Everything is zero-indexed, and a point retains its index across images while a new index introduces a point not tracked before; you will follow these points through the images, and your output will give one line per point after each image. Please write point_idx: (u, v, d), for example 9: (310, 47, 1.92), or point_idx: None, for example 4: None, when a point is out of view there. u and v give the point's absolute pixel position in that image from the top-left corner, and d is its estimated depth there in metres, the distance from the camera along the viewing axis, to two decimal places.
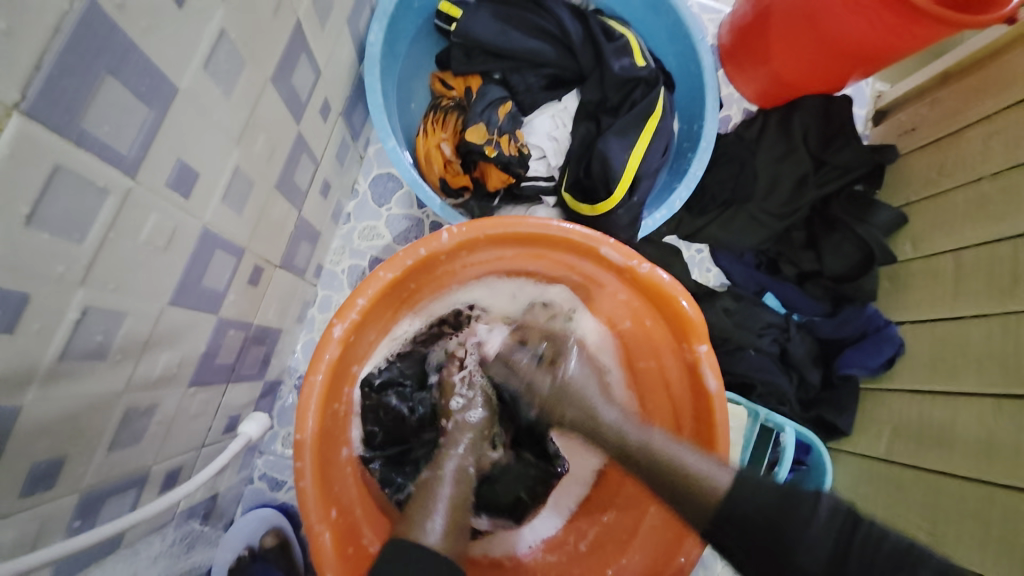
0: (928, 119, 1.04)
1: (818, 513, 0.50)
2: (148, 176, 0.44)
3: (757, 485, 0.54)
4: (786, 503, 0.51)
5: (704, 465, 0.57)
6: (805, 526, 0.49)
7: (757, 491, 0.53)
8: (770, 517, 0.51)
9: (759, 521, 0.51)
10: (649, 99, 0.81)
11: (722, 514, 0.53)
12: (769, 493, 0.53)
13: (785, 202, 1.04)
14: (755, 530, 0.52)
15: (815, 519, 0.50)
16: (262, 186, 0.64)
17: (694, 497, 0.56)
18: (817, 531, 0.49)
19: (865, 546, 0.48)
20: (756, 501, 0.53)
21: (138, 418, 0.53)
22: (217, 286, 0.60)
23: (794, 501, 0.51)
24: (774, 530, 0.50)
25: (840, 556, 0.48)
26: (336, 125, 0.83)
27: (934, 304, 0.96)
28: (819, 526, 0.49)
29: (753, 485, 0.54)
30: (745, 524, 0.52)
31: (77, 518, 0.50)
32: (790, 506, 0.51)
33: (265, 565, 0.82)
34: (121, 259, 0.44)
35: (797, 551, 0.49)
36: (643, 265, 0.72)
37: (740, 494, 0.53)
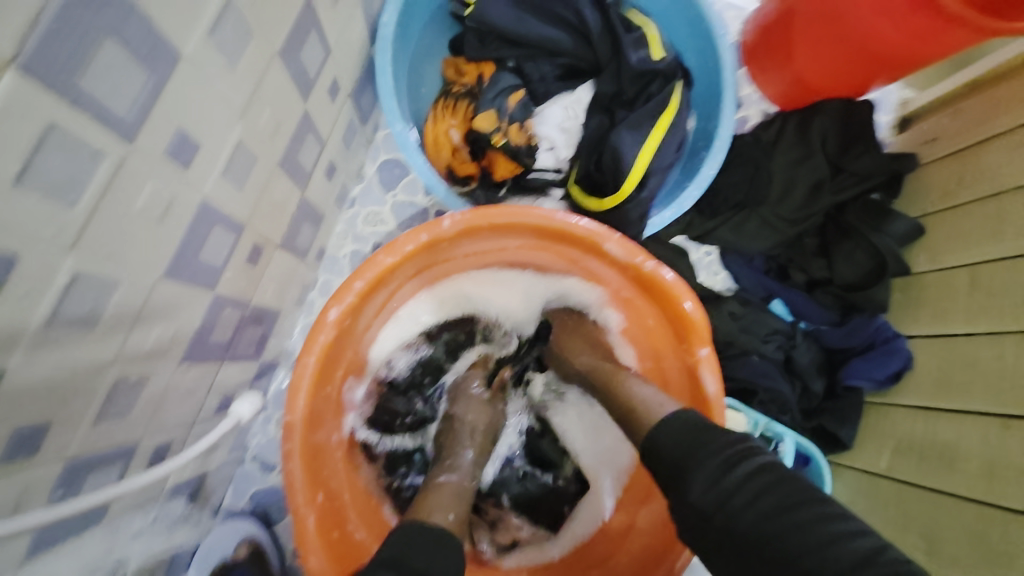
0: (949, 129, 1.02)
1: (720, 447, 0.54)
2: (146, 142, 0.43)
3: (682, 417, 0.59)
4: (695, 439, 0.55)
5: (658, 401, 0.62)
6: (703, 455, 0.54)
7: (678, 425, 0.58)
8: (675, 448, 0.56)
9: (669, 450, 0.56)
10: (666, 93, 0.80)
11: (647, 444, 0.59)
12: (683, 426, 0.57)
13: (798, 208, 1.02)
14: (665, 456, 0.57)
15: (712, 453, 0.53)
16: (266, 163, 0.62)
17: (639, 424, 0.62)
18: (712, 462, 0.53)
19: (752, 485, 0.50)
20: (670, 437, 0.57)
21: (127, 390, 0.53)
22: (215, 262, 0.59)
23: (704, 438, 0.55)
24: (678, 458, 0.55)
25: (724, 485, 0.51)
26: (345, 106, 0.81)
27: (947, 319, 0.93)
28: (717, 457, 0.53)
29: (679, 422, 0.58)
30: (661, 456, 0.57)
31: (60, 488, 0.49)
32: (698, 441, 0.55)
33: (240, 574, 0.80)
34: (114, 225, 0.43)
35: (690, 475, 0.54)
36: (647, 262, 0.70)
37: (660, 428, 0.58)
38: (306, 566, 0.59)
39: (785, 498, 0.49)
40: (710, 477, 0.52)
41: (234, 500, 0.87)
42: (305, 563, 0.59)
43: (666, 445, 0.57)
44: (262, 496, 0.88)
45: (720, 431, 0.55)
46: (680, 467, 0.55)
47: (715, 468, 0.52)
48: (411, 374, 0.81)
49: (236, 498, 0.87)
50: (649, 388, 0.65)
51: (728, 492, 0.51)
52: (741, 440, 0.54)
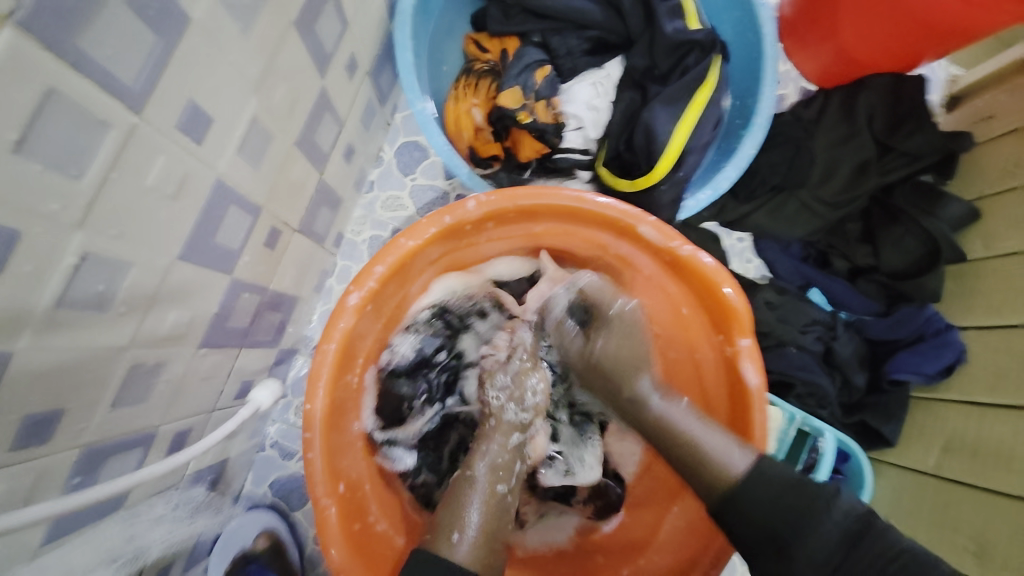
0: (1008, 106, 0.92)
1: (832, 512, 0.50)
2: (155, 114, 0.41)
3: (771, 467, 0.54)
4: (789, 500, 0.51)
5: (722, 448, 0.57)
6: (815, 524, 0.49)
7: (767, 482, 0.53)
8: (781, 506, 0.51)
9: (766, 520, 0.52)
10: (703, 66, 0.74)
11: (729, 501, 0.54)
12: (779, 481, 0.53)
13: (842, 189, 0.95)
14: (763, 519, 0.52)
15: (827, 522, 0.49)
16: (282, 142, 0.60)
17: (707, 475, 0.56)
18: (832, 530, 0.49)
19: (875, 546, 0.48)
20: (765, 495, 0.52)
21: (143, 376, 0.51)
22: (232, 245, 0.57)
23: (805, 492, 0.51)
24: (780, 524, 0.51)
25: (851, 541, 0.49)
26: (363, 85, 0.78)
27: (1005, 310, 0.86)
28: (835, 528, 0.49)
29: (765, 475, 0.54)
30: (754, 511, 0.52)
31: (77, 475, 0.48)
32: (801, 503, 0.51)
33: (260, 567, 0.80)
34: (124, 202, 0.41)
35: (798, 544, 0.49)
36: (684, 247, 0.66)
37: (752, 483, 0.53)
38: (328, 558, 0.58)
39: (867, 551, 0.48)
40: (835, 545, 0.49)
41: (254, 487, 0.87)
42: (327, 555, 0.58)
43: (757, 505, 0.52)
44: (283, 483, 0.87)
45: (824, 489, 0.51)
46: (783, 535, 0.50)
47: (837, 538, 0.49)
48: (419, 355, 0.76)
49: (256, 484, 0.87)
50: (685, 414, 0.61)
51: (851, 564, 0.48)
52: (847, 501, 0.51)
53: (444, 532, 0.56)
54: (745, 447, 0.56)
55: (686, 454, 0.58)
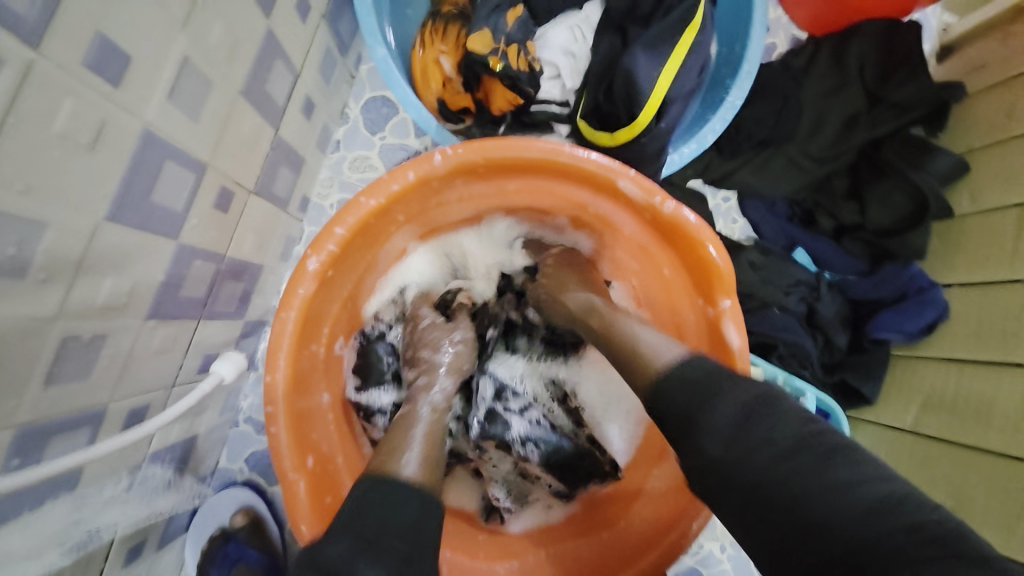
0: (999, 55, 0.89)
1: (732, 393, 0.47)
2: (55, 48, 0.35)
3: (692, 368, 0.51)
4: (704, 385, 0.49)
5: (657, 344, 0.54)
6: (715, 403, 0.47)
7: (685, 370, 0.51)
8: (684, 397, 0.49)
9: (680, 399, 0.49)
10: (688, 4, 0.69)
11: (652, 397, 0.51)
12: (691, 373, 0.50)
13: (829, 145, 0.92)
14: (675, 400, 0.49)
15: (724, 403, 0.47)
16: (225, 89, 0.54)
17: (640, 367, 0.54)
18: (731, 401, 0.47)
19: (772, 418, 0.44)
20: (682, 378, 0.50)
21: (82, 351, 0.47)
22: (174, 206, 0.52)
23: (716, 379, 0.49)
24: (689, 410, 0.48)
25: (746, 424, 0.45)
26: (319, 30, 0.72)
27: (988, 265, 0.86)
28: (733, 399, 0.46)
29: (686, 367, 0.51)
30: (672, 407, 0.49)
31: (15, 456, 0.45)
32: (705, 393, 0.48)
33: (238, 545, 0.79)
34: (28, 153, 0.36)
35: (703, 430, 0.47)
36: (667, 204, 0.62)
37: (664, 376, 0.51)
38: (298, 533, 0.55)
39: (772, 419, 0.44)
40: (735, 407, 0.46)
41: (229, 462, 0.84)
42: (298, 531, 0.55)
43: (672, 400, 0.50)
44: (259, 458, 0.84)
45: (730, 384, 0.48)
46: (688, 417, 0.48)
47: (733, 412, 0.46)
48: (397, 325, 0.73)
49: (231, 459, 0.84)
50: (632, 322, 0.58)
51: (749, 428, 0.44)
52: (749, 384, 0.48)
53: (396, 454, 0.50)
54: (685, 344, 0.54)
55: (624, 347, 0.56)
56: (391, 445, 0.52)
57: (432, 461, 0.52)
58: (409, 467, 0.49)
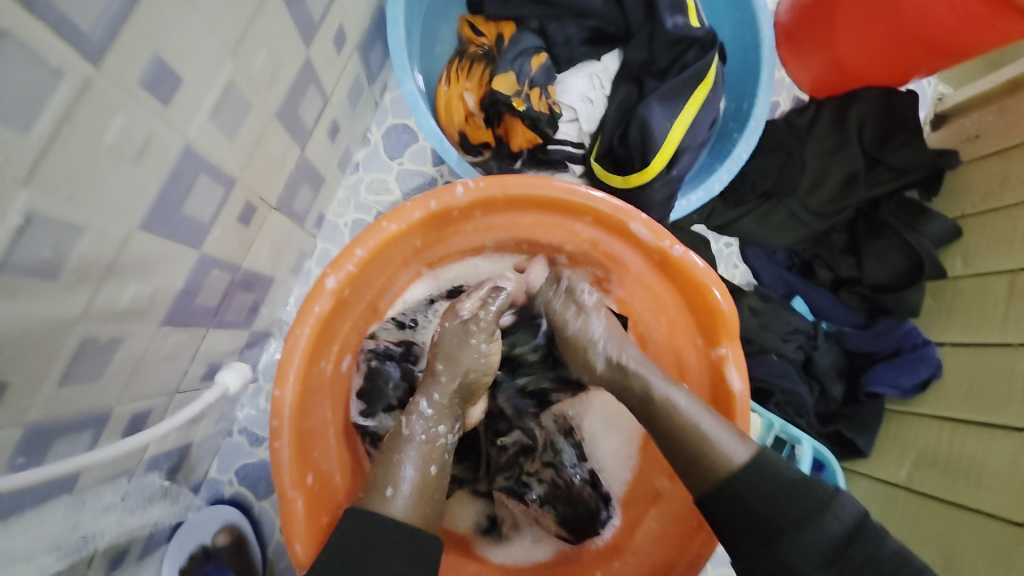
0: (993, 126, 0.94)
1: (829, 518, 0.50)
2: (116, 66, 0.37)
3: (773, 465, 0.54)
4: (791, 495, 0.51)
5: (722, 436, 0.55)
6: (804, 527, 0.50)
7: (773, 471, 0.53)
8: (774, 499, 0.51)
9: (767, 509, 0.51)
10: (702, 63, 0.73)
11: (729, 492, 0.53)
12: (780, 479, 0.52)
13: (828, 201, 0.96)
14: (754, 510, 0.52)
15: (824, 522, 0.50)
16: (262, 112, 0.57)
17: (709, 466, 0.54)
18: (823, 529, 0.50)
19: (858, 551, 0.50)
20: (768, 490, 0.52)
21: (97, 353, 0.48)
22: (202, 217, 0.54)
23: (807, 490, 0.52)
24: (780, 518, 0.50)
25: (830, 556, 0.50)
26: (351, 60, 0.75)
27: (982, 325, 0.88)
28: (824, 533, 0.50)
29: (774, 466, 0.53)
30: (749, 508, 0.52)
31: (21, 455, 0.45)
32: (800, 501, 0.51)
33: (217, 565, 0.76)
34: (77, 161, 0.38)
35: (785, 544, 0.50)
36: (675, 247, 0.65)
37: (746, 477, 0.53)
38: (292, 552, 0.55)
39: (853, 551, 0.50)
40: (816, 558, 0.49)
41: (219, 473, 0.83)
42: (292, 551, 0.55)
43: (761, 505, 0.51)
44: (250, 470, 0.84)
45: (824, 492, 0.52)
46: (774, 536, 0.50)
47: (829, 535, 0.50)
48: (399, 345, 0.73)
49: (222, 470, 0.83)
50: (689, 403, 0.58)
51: (836, 561, 0.49)
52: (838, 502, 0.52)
53: (380, 489, 0.54)
54: (746, 439, 0.56)
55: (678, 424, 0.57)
56: (377, 474, 0.55)
57: (427, 498, 0.55)
58: (397, 502, 0.52)
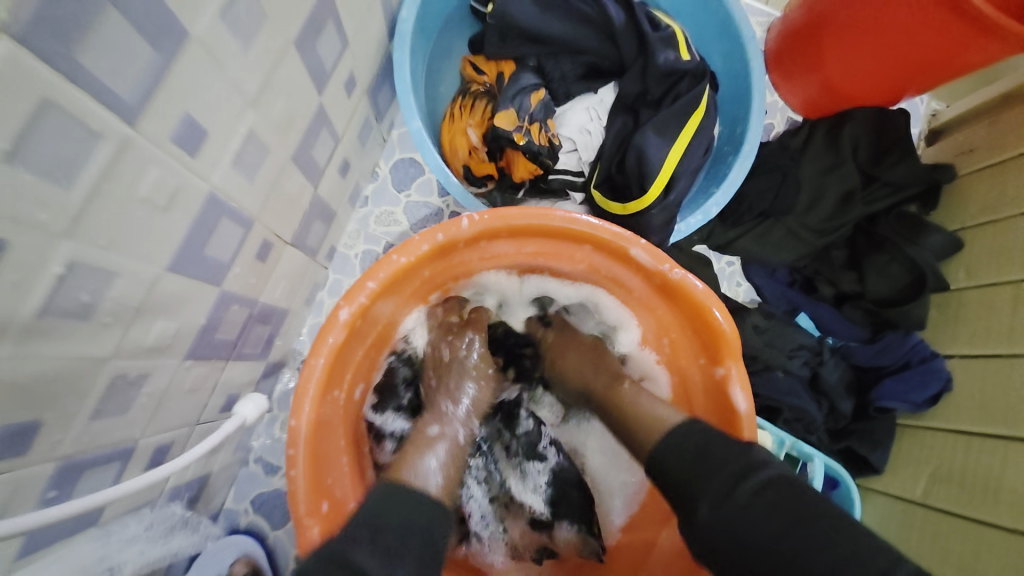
0: (986, 141, 0.96)
1: (727, 462, 0.53)
2: (149, 126, 0.41)
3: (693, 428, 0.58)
4: (695, 456, 0.55)
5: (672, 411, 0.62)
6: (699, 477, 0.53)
7: (680, 440, 0.57)
8: (684, 464, 0.55)
9: (676, 475, 0.55)
10: (694, 93, 0.77)
11: (654, 465, 0.58)
12: (687, 442, 0.56)
13: (827, 218, 0.98)
14: (668, 481, 0.56)
15: (723, 466, 0.53)
16: (278, 157, 0.60)
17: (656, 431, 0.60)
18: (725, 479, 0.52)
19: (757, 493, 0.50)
20: (677, 457, 0.56)
21: (125, 389, 0.50)
22: (223, 257, 0.57)
23: (708, 449, 0.55)
24: (685, 483, 0.54)
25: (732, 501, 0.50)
26: (361, 102, 0.80)
27: (990, 337, 0.87)
28: (719, 478, 0.52)
29: (682, 433, 0.58)
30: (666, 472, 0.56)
31: (53, 489, 0.47)
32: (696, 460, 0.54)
33: None
34: (114, 213, 0.41)
35: (697, 505, 0.52)
36: (675, 271, 0.67)
37: (663, 449, 0.57)
38: None
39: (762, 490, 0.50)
40: (728, 506, 0.51)
41: (235, 503, 0.85)
42: None
43: (671, 462, 0.56)
44: (265, 500, 0.85)
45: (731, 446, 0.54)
46: (682, 485, 0.54)
47: (727, 482, 0.51)
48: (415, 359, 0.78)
49: (238, 500, 0.85)
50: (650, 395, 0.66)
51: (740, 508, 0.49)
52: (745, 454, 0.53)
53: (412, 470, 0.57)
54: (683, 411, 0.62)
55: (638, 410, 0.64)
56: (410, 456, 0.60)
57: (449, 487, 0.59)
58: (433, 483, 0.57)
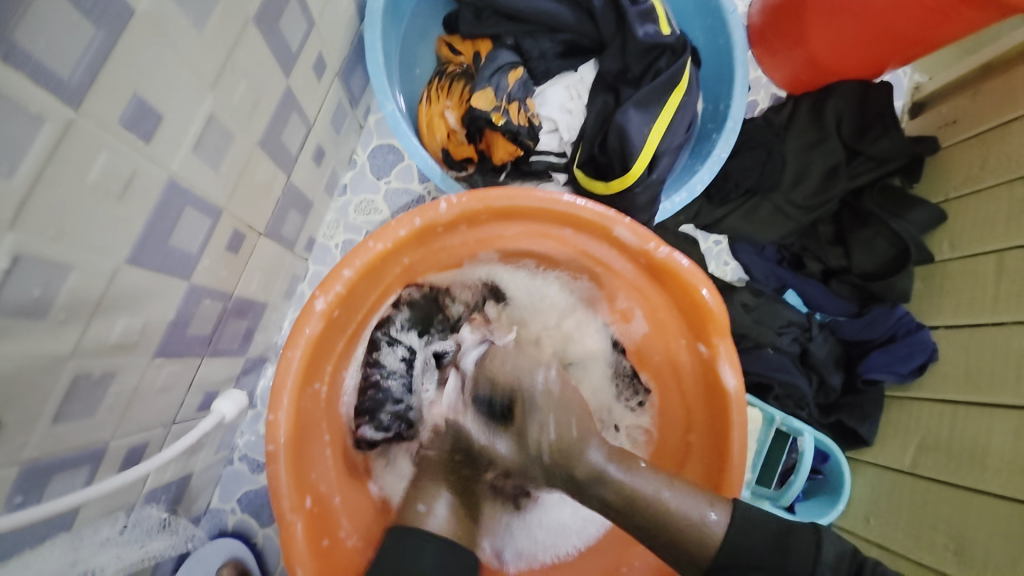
0: (970, 111, 0.95)
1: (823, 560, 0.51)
2: (95, 108, 0.38)
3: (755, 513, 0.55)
4: (783, 542, 0.52)
5: (690, 506, 0.54)
6: (798, 564, 0.51)
7: (753, 531, 0.54)
8: (763, 561, 0.52)
9: (766, 566, 0.52)
10: (674, 68, 0.75)
11: (723, 565, 0.52)
12: (766, 521, 0.54)
13: (813, 193, 0.97)
14: (755, 574, 0.52)
15: (804, 566, 0.51)
16: (245, 142, 0.58)
17: (692, 554, 0.53)
18: (825, 562, 0.51)
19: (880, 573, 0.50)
20: (752, 548, 0.53)
21: (92, 387, 0.48)
22: (190, 249, 0.55)
23: (793, 533, 0.53)
24: (776, 572, 0.52)
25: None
26: (333, 87, 0.77)
27: (974, 307, 0.88)
28: None
29: (752, 526, 0.54)
30: (751, 567, 0.52)
31: (17, 494, 0.45)
32: (782, 547, 0.52)
33: None
34: (61, 201, 0.38)
35: None
36: (660, 248, 0.65)
37: (738, 531, 0.53)
38: None
39: None
40: None
41: (221, 502, 0.83)
42: (293, 574, 0.55)
43: (748, 557, 0.52)
44: (252, 498, 0.83)
45: (808, 532, 0.53)
46: None
47: (830, 571, 0.50)
48: (425, 299, 0.76)
49: (224, 499, 0.83)
50: (651, 478, 0.56)
51: None
52: (838, 547, 0.52)
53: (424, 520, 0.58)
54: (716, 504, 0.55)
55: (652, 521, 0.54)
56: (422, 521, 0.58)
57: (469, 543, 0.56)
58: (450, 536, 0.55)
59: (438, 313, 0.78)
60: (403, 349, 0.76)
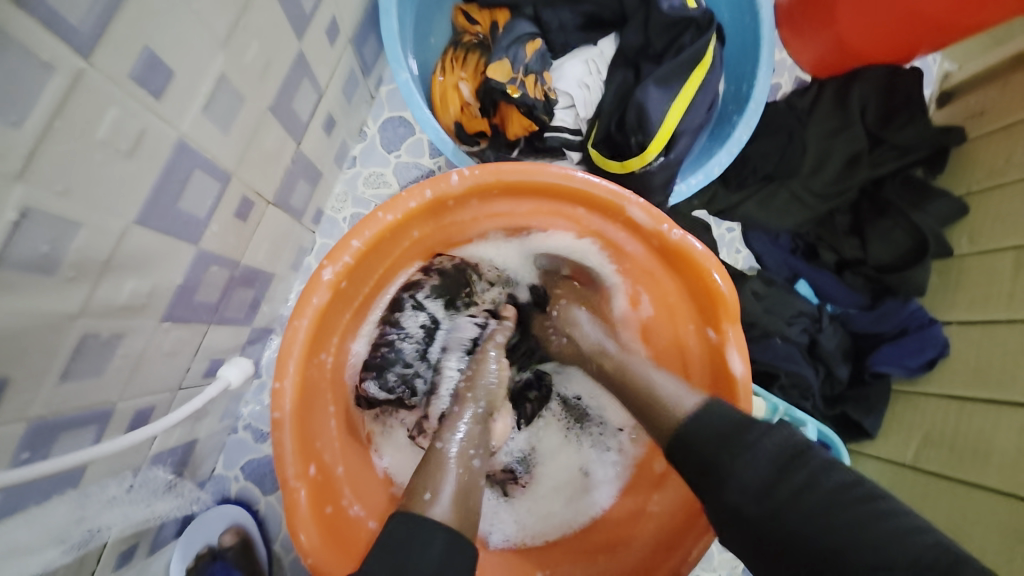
0: (998, 102, 0.92)
1: (763, 446, 0.50)
2: (105, 59, 0.37)
3: (720, 412, 0.55)
4: (732, 434, 0.52)
5: (674, 389, 0.59)
6: (745, 454, 0.50)
7: (713, 417, 0.54)
8: (716, 440, 0.52)
9: (704, 453, 0.53)
10: (698, 44, 0.72)
11: (678, 436, 0.55)
12: (721, 420, 0.53)
13: (831, 182, 0.95)
14: (699, 451, 0.53)
15: (751, 459, 0.50)
16: (256, 105, 0.57)
17: (659, 416, 0.57)
18: (762, 457, 0.50)
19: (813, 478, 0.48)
20: (705, 431, 0.53)
21: (99, 348, 0.48)
22: (198, 212, 0.54)
23: (745, 426, 0.52)
24: (714, 465, 0.52)
25: (778, 479, 0.49)
26: (345, 53, 0.75)
27: (988, 302, 0.86)
28: (760, 461, 0.50)
29: (713, 412, 0.55)
30: (698, 450, 0.53)
31: (26, 449, 0.45)
32: (734, 438, 0.52)
33: (224, 565, 0.77)
34: (70, 156, 0.38)
35: (726, 484, 0.50)
36: (674, 231, 0.64)
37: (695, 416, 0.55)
38: (298, 544, 0.55)
39: (798, 489, 0.48)
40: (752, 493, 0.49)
41: (225, 469, 0.83)
42: (297, 541, 0.55)
43: (700, 435, 0.54)
44: (255, 467, 0.84)
45: (761, 430, 0.52)
46: (714, 466, 0.52)
47: (764, 471, 0.49)
48: (453, 269, 0.77)
49: (228, 466, 0.84)
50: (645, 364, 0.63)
51: (777, 502, 0.48)
52: (783, 438, 0.51)
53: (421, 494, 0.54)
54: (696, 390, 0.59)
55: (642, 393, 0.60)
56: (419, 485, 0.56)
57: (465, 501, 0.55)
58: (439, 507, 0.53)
59: (462, 280, 0.78)
60: (423, 318, 0.77)
